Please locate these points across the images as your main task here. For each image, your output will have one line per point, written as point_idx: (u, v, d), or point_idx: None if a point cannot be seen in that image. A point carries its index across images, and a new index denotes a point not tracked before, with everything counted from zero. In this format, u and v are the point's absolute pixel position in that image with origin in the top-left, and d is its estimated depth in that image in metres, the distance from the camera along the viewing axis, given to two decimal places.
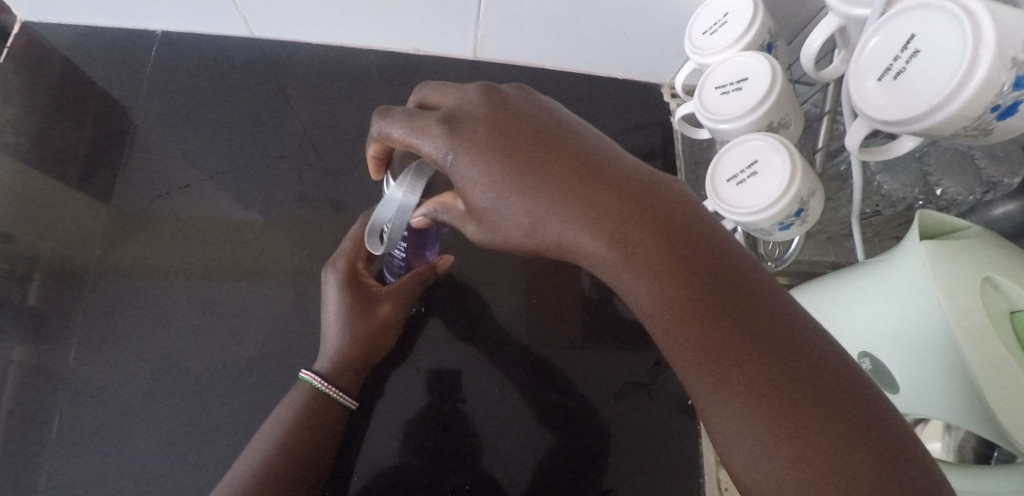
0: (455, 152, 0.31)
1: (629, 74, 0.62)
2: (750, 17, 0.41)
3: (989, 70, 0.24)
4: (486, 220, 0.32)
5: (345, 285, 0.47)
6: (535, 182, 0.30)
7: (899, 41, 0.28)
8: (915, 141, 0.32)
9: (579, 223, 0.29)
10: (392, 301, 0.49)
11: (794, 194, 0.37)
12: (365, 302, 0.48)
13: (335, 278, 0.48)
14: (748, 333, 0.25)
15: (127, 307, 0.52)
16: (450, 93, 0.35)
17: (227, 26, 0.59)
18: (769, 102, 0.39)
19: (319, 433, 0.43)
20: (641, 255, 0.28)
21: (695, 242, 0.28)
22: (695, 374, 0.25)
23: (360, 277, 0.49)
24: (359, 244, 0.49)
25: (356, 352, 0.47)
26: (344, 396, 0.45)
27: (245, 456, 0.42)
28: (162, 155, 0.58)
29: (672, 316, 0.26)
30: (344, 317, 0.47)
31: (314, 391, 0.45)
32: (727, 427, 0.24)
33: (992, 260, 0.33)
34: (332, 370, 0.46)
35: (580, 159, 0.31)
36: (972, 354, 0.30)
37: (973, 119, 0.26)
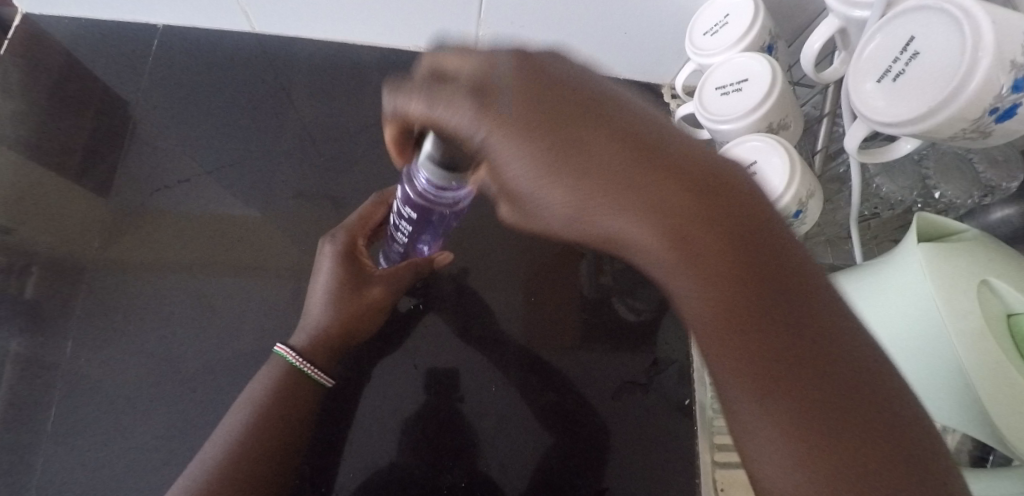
0: (486, 128, 0.25)
1: (631, 74, 0.62)
2: (750, 19, 0.41)
3: (987, 73, 0.24)
4: (519, 203, 0.26)
5: (341, 259, 0.48)
6: (582, 166, 0.24)
7: (900, 42, 0.28)
8: (914, 144, 0.32)
9: (632, 219, 0.23)
10: (383, 285, 0.49)
11: (789, 195, 0.37)
12: (357, 281, 0.48)
13: (334, 250, 0.48)
14: (807, 358, 0.22)
15: (124, 301, 0.52)
16: (471, 53, 0.27)
17: (229, 20, 0.59)
18: (768, 104, 0.39)
19: (292, 411, 0.43)
20: (705, 265, 0.23)
21: (762, 248, 0.23)
22: (748, 397, 0.22)
23: (359, 255, 0.49)
24: (364, 222, 0.50)
25: (336, 332, 0.47)
26: (320, 375, 0.45)
27: (219, 430, 0.42)
28: (162, 149, 0.58)
29: (732, 332, 0.22)
30: (332, 291, 0.47)
31: (288, 367, 0.45)
32: (771, 458, 0.22)
33: (990, 262, 0.33)
34: (307, 346, 0.46)
35: (637, 137, 0.25)
36: (970, 359, 0.30)
37: (972, 121, 0.26)
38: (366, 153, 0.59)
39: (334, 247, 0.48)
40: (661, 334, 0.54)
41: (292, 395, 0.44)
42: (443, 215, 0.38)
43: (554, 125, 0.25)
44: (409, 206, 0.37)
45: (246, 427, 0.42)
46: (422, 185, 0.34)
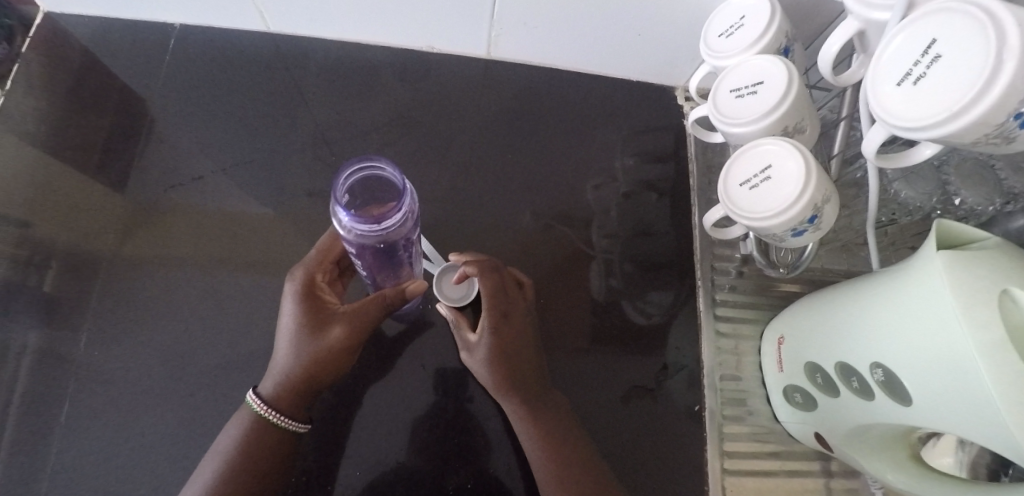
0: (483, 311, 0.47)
1: (644, 75, 0.62)
2: (766, 21, 0.41)
3: (1012, 76, 0.23)
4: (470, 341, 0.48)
5: (300, 299, 0.45)
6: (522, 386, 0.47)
7: (920, 45, 0.27)
8: (934, 150, 0.31)
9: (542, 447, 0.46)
10: (346, 325, 0.44)
11: (809, 200, 0.35)
12: (317, 321, 0.44)
13: (293, 289, 0.45)
14: None
15: (138, 296, 0.53)
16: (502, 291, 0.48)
17: (245, 21, 0.59)
18: (785, 107, 0.38)
19: (269, 453, 0.43)
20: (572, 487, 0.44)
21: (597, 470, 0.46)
22: None
23: (320, 293, 0.46)
24: (324, 256, 0.47)
25: (302, 376, 0.44)
26: (292, 422, 0.44)
27: (189, 485, 0.42)
28: (179, 147, 0.58)
29: None
30: (292, 335, 0.44)
31: (257, 415, 0.44)
32: None
33: (1011, 271, 0.32)
34: (275, 393, 0.44)
35: None
36: (989, 372, 0.29)
37: (996, 125, 0.25)
38: (379, 153, 0.59)
39: (288, 292, 0.45)
40: (671, 339, 0.53)
41: (265, 437, 0.43)
42: (389, 248, 0.38)
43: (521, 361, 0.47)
44: (354, 246, 0.38)
45: (222, 473, 0.42)
46: (349, 224, 0.34)
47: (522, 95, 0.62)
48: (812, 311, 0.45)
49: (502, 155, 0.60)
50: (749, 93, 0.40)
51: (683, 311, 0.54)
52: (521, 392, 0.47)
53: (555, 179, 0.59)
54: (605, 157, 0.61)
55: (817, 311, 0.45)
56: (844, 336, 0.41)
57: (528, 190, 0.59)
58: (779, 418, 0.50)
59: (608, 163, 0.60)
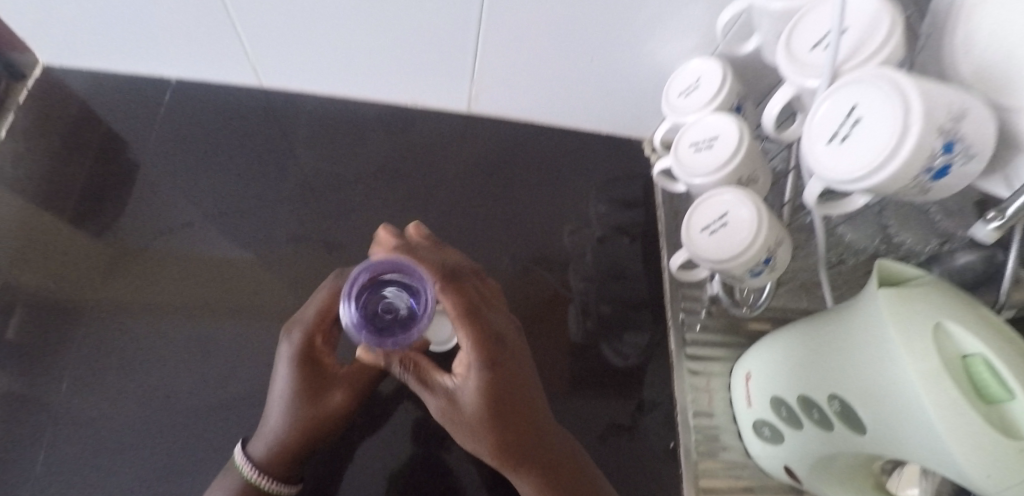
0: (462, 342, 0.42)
1: (616, 128, 0.66)
2: (719, 83, 0.46)
3: (918, 138, 0.28)
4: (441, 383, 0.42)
5: (298, 365, 0.44)
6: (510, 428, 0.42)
7: (843, 108, 0.31)
8: (865, 199, 0.35)
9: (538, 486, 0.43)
10: (346, 388, 0.46)
11: (762, 245, 0.39)
12: (317, 387, 0.45)
13: (290, 352, 0.45)
14: None
15: (119, 342, 0.52)
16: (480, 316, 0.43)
17: (239, 77, 0.62)
18: (738, 159, 0.42)
19: None
20: None
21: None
22: None
23: (319, 356, 0.46)
24: (323, 317, 0.46)
25: (295, 441, 0.44)
26: (278, 486, 0.44)
27: None
28: (167, 195, 0.60)
29: None
30: (289, 401, 0.44)
31: (246, 480, 0.44)
32: None
33: (944, 306, 0.35)
34: (265, 457, 0.44)
35: None
36: (929, 398, 0.32)
37: (911, 179, 0.30)
38: (365, 201, 0.61)
39: (286, 357, 0.45)
40: (646, 378, 0.55)
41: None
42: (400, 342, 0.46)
43: (513, 392, 0.42)
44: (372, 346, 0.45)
45: None
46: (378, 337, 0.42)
47: (503, 147, 0.66)
48: (775, 348, 0.48)
49: (483, 203, 0.63)
50: (707, 146, 0.44)
51: (657, 351, 0.57)
52: (507, 434, 0.42)
53: (533, 225, 0.62)
54: (580, 204, 0.64)
55: (780, 346, 0.47)
56: (804, 371, 0.43)
57: (507, 235, 0.62)
58: (751, 454, 0.52)
59: (584, 210, 0.64)
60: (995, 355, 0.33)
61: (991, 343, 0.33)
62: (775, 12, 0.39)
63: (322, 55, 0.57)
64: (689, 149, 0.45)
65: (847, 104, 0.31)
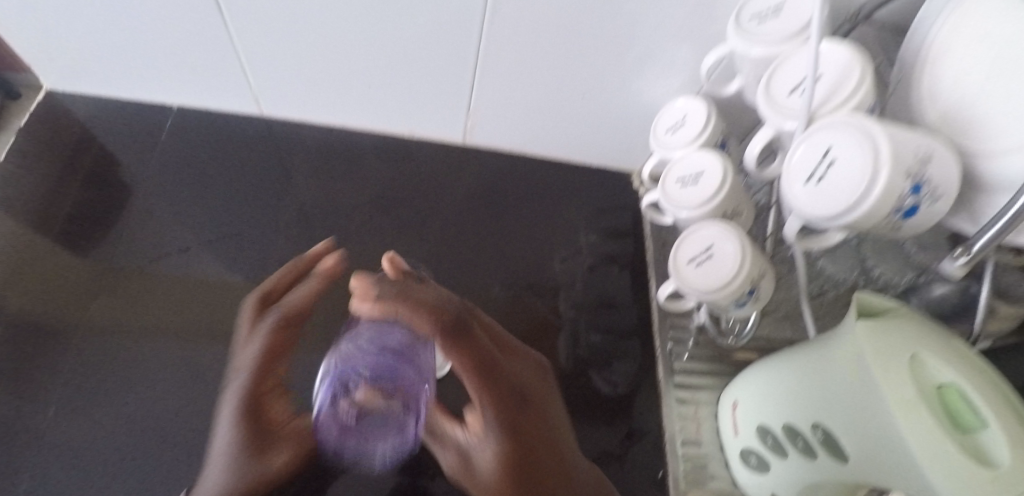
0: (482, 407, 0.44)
1: (606, 161, 0.69)
2: (703, 121, 0.48)
3: (887, 181, 0.30)
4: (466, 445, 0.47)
5: (241, 424, 0.44)
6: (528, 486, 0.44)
7: (818, 151, 0.33)
8: (840, 235, 0.37)
9: None
10: (291, 446, 0.47)
11: (745, 277, 0.41)
12: (262, 444, 0.44)
13: (230, 413, 0.44)
14: None
15: (108, 366, 0.52)
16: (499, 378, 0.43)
17: (240, 105, 0.64)
18: (722, 194, 0.44)
19: None
20: None
21: None
22: None
23: (263, 414, 0.45)
24: (259, 376, 0.46)
25: None
26: None
27: None
28: (164, 220, 0.60)
29: None
30: (231, 464, 0.43)
31: None
32: None
33: (917, 337, 0.37)
34: None
35: None
36: (906, 426, 0.33)
37: (882, 217, 0.31)
38: (360, 228, 0.62)
39: (223, 446, 0.43)
40: (635, 406, 0.56)
41: None
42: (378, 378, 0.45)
43: (530, 451, 0.44)
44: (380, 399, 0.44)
45: None
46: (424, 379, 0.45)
47: (496, 177, 0.67)
48: (759, 377, 0.49)
49: (476, 232, 0.64)
50: (692, 182, 0.46)
51: (645, 379, 0.58)
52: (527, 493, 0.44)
53: (525, 254, 0.64)
54: (571, 233, 0.66)
55: (764, 375, 0.49)
56: (788, 399, 0.45)
57: (500, 263, 0.63)
58: (739, 484, 0.52)
59: (574, 239, 0.66)
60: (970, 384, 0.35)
61: (964, 373, 0.36)
62: (755, 58, 0.42)
63: (323, 86, 0.59)
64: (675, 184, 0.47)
65: (822, 146, 0.33)
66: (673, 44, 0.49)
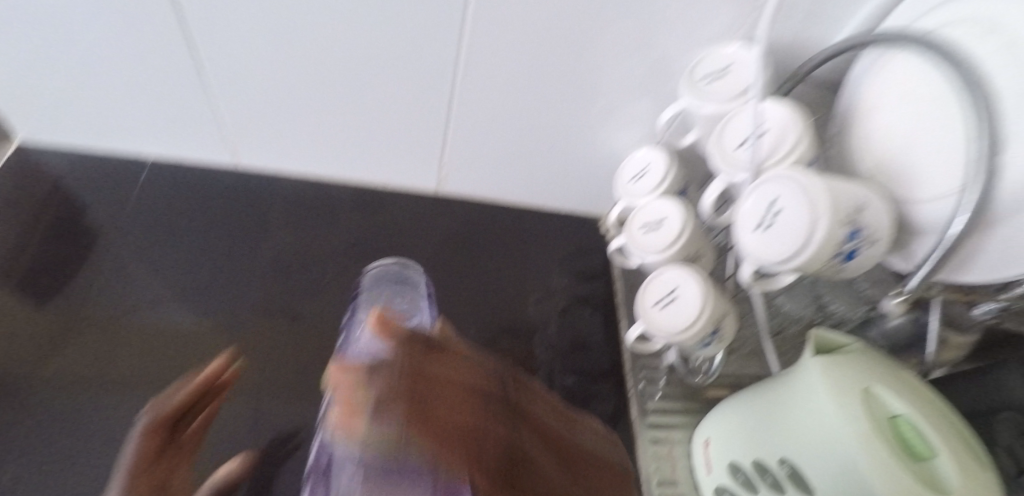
0: None
1: (575, 207, 0.71)
2: (663, 170, 0.51)
3: (827, 227, 0.33)
4: None
5: None
6: None
7: (764, 201, 0.36)
8: (791, 277, 0.39)
9: None
10: None
11: (708, 317, 0.43)
12: None
13: None
14: None
15: (68, 425, 0.49)
16: None
17: (216, 158, 0.65)
18: (683, 239, 0.47)
19: None
20: None
21: None
22: None
23: None
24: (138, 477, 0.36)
25: None
26: None
27: None
28: (135, 272, 0.60)
29: None
30: None
31: None
32: None
33: (871, 372, 0.40)
34: None
35: None
36: (864, 457, 0.35)
37: (826, 261, 0.34)
38: (335, 277, 0.63)
39: None
40: None
41: None
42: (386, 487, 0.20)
43: None
44: None
45: None
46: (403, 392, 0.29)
47: (471, 224, 0.69)
48: (729, 414, 0.51)
49: (452, 277, 0.65)
50: (655, 227, 0.49)
51: (623, 419, 0.58)
52: None
53: (501, 298, 0.65)
54: (544, 276, 0.68)
55: (733, 412, 0.50)
56: (757, 436, 0.46)
57: (476, 307, 0.64)
58: None
59: (548, 282, 0.67)
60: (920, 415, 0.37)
61: (913, 404, 0.38)
62: (706, 114, 0.46)
63: (301, 138, 0.60)
64: (640, 229, 0.50)
65: (768, 198, 0.36)
66: (633, 98, 0.53)
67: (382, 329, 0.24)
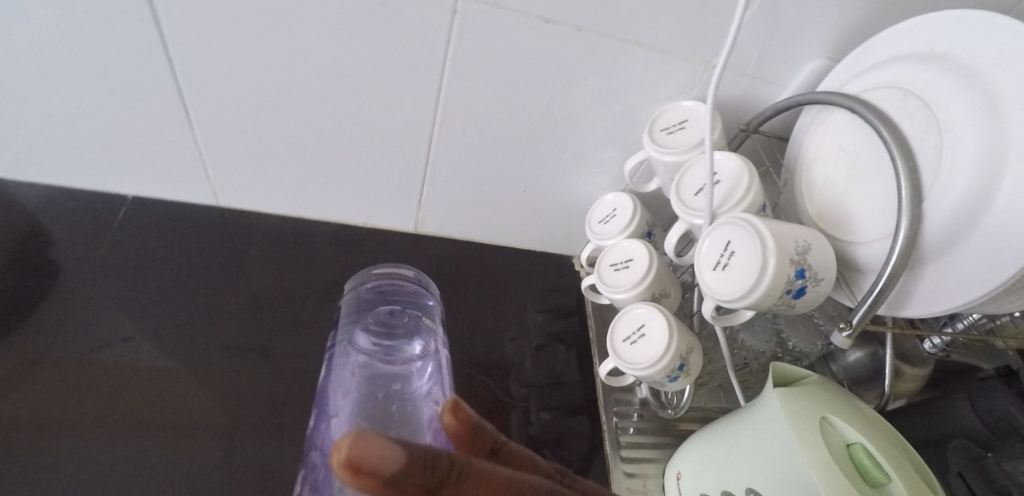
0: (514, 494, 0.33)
1: (549, 247, 0.74)
2: (630, 213, 0.55)
3: (776, 266, 0.36)
4: None
5: None
6: None
7: (720, 243, 0.39)
8: (750, 313, 0.42)
9: None
10: None
11: (675, 352, 0.45)
12: None
13: None
14: None
15: (32, 468, 0.47)
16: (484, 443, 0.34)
17: (197, 196, 0.65)
18: (651, 277, 0.50)
19: None
20: None
21: None
22: None
23: None
24: None
25: None
26: None
27: None
28: (108, 309, 0.59)
29: None
30: None
31: None
32: None
33: (826, 403, 0.43)
34: None
35: None
36: (821, 483, 0.37)
37: (778, 296, 0.37)
38: (312, 315, 0.63)
39: None
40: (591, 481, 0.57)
41: None
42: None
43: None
44: None
45: None
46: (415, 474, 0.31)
47: (448, 263, 0.71)
48: (698, 447, 0.53)
49: None
50: (625, 266, 0.52)
51: (599, 452, 0.59)
52: None
53: (478, 334, 0.66)
54: (520, 313, 0.69)
55: (703, 444, 0.52)
56: (725, 468, 0.48)
57: (454, 342, 0.64)
58: None
59: (523, 319, 0.69)
60: (872, 444, 0.39)
61: (866, 432, 0.41)
62: (667, 162, 0.49)
63: (284, 180, 0.62)
64: (610, 269, 0.53)
65: (722, 241, 0.39)
66: (601, 146, 0.57)
67: (353, 477, 0.21)
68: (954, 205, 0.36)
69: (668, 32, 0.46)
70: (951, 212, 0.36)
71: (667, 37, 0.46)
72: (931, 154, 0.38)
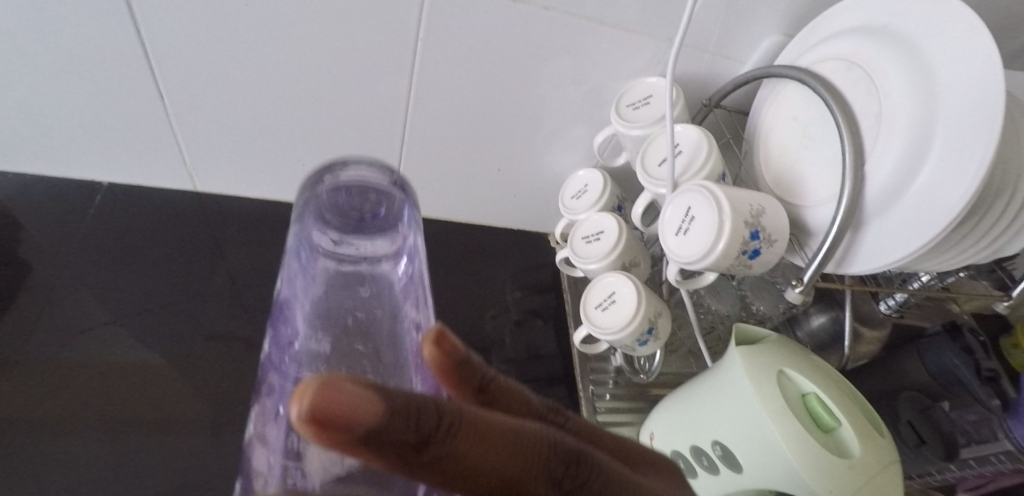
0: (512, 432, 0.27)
1: (525, 224, 0.76)
2: (601, 188, 0.57)
3: (732, 226, 0.38)
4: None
5: None
6: None
7: (681, 209, 0.41)
8: (712, 276, 0.45)
9: None
10: None
11: (643, 316, 0.48)
12: None
13: None
14: None
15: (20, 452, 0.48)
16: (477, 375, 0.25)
17: (173, 182, 0.65)
18: (621, 248, 0.52)
19: None
20: None
21: None
22: None
23: None
24: None
25: None
26: None
27: None
28: (87, 296, 0.59)
29: None
30: None
31: None
32: None
33: (783, 356, 0.46)
34: None
35: None
36: (778, 430, 0.41)
37: (734, 257, 0.40)
38: None
39: None
40: None
41: None
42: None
43: None
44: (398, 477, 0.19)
45: None
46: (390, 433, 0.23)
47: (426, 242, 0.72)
48: (669, 407, 0.55)
49: None
50: (596, 237, 0.54)
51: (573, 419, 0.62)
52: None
53: (457, 310, 0.68)
54: (498, 290, 0.71)
55: (673, 404, 0.55)
56: (693, 423, 0.51)
57: None
58: None
59: (501, 296, 0.71)
60: (825, 393, 0.43)
61: (819, 382, 0.44)
62: (633, 136, 0.51)
63: (260, 164, 0.62)
64: (582, 241, 0.55)
65: (683, 207, 0.41)
66: (572, 123, 0.59)
67: (318, 431, 0.15)
68: (893, 169, 0.39)
69: (634, 11, 0.48)
70: (890, 174, 0.39)
71: (632, 16, 0.48)
72: (873, 121, 0.41)
